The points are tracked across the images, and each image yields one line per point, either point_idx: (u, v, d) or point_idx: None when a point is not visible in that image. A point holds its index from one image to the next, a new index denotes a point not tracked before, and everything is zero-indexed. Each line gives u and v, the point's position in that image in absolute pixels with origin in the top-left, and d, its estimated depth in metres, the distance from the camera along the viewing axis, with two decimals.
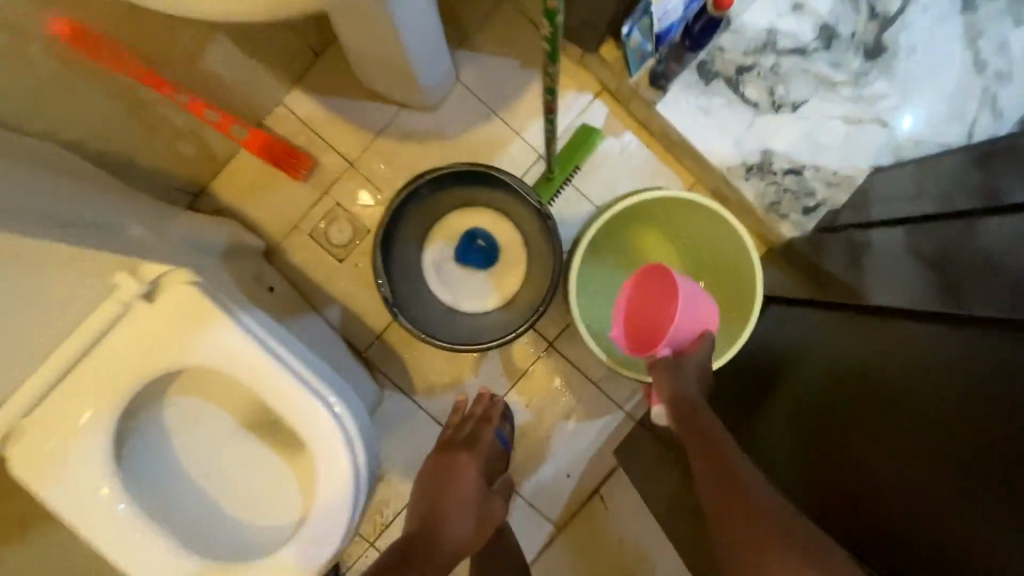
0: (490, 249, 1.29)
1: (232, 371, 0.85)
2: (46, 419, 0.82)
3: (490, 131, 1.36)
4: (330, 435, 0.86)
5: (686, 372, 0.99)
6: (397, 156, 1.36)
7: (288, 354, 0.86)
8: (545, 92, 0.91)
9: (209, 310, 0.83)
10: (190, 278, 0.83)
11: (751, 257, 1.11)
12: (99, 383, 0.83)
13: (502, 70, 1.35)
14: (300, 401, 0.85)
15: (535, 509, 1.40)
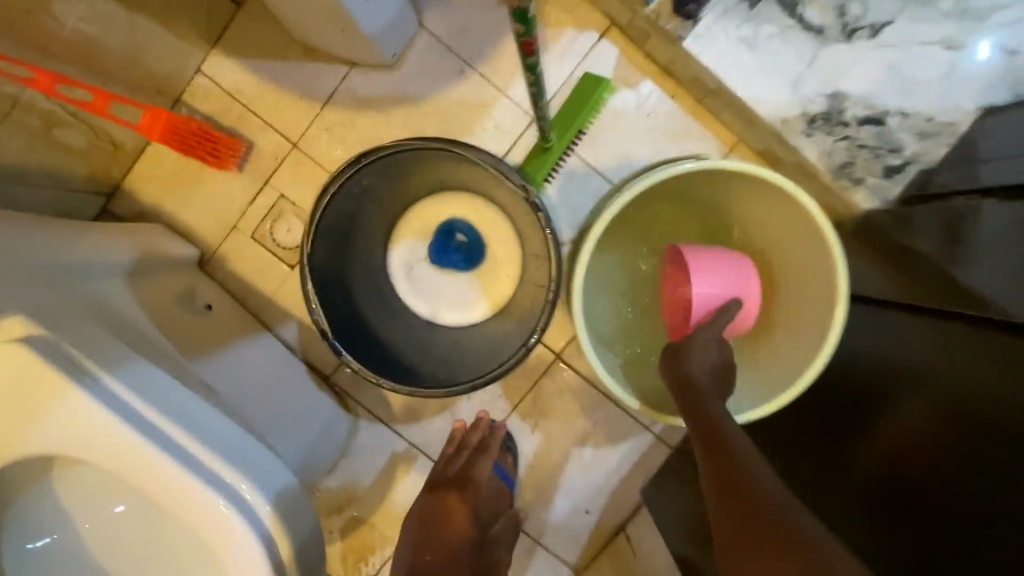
0: (474, 246, 1.01)
1: (100, 459, 0.61)
2: None
3: (467, 91, 1.05)
4: (237, 538, 0.62)
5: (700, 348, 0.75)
6: (351, 131, 1.07)
7: (177, 427, 0.62)
8: (515, 19, 0.61)
9: (56, 379, 0.59)
10: (27, 336, 0.59)
11: (825, 244, 0.80)
12: None
13: (476, 8, 1.04)
14: (194, 495, 0.61)
15: (548, 552, 1.16)
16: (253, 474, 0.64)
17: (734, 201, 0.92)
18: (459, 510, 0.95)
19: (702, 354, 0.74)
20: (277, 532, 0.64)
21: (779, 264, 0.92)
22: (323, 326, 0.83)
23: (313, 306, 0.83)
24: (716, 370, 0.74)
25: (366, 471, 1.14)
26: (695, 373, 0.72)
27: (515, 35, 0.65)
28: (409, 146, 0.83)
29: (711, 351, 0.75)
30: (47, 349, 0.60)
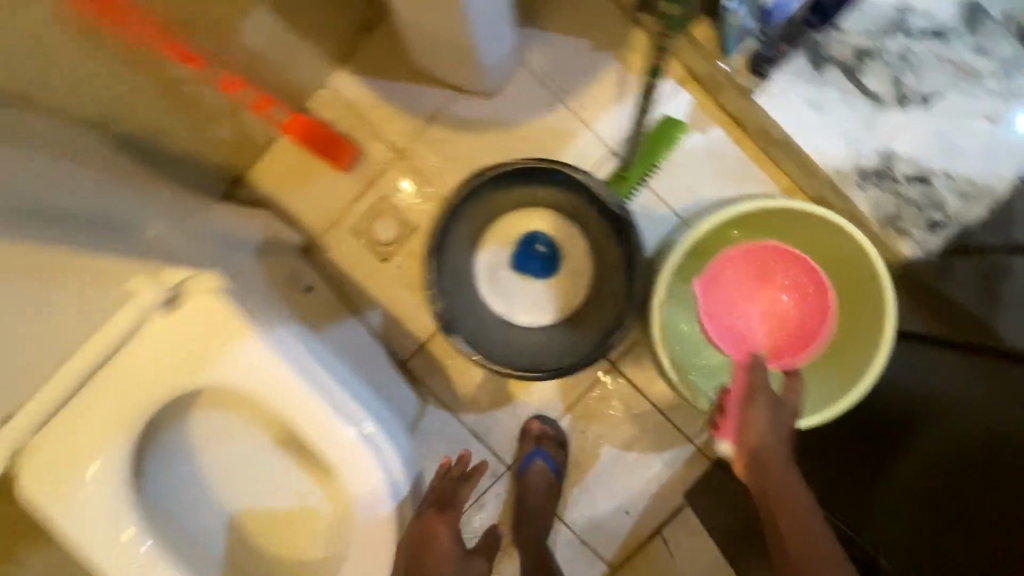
0: (551, 257, 1.14)
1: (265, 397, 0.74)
2: (57, 441, 0.72)
3: (556, 122, 1.20)
4: (365, 462, 0.77)
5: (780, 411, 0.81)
6: (451, 147, 1.22)
7: (327, 378, 0.76)
8: None
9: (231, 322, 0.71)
10: (216, 289, 0.71)
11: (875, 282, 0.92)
12: (112, 406, 0.72)
13: (572, 52, 1.18)
14: (332, 427, 0.76)
15: (587, 547, 1.25)
16: (378, 417, 0.79)
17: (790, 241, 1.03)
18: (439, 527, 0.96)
19: (772, 423, 0.79)
20: (392, 461, 0.79)
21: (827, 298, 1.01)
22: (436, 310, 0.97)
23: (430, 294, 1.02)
24: (781, 435, 0.79)
25: (428, 452, 1.24)
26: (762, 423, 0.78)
27: None
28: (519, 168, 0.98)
29: (780, 422, 0.80)
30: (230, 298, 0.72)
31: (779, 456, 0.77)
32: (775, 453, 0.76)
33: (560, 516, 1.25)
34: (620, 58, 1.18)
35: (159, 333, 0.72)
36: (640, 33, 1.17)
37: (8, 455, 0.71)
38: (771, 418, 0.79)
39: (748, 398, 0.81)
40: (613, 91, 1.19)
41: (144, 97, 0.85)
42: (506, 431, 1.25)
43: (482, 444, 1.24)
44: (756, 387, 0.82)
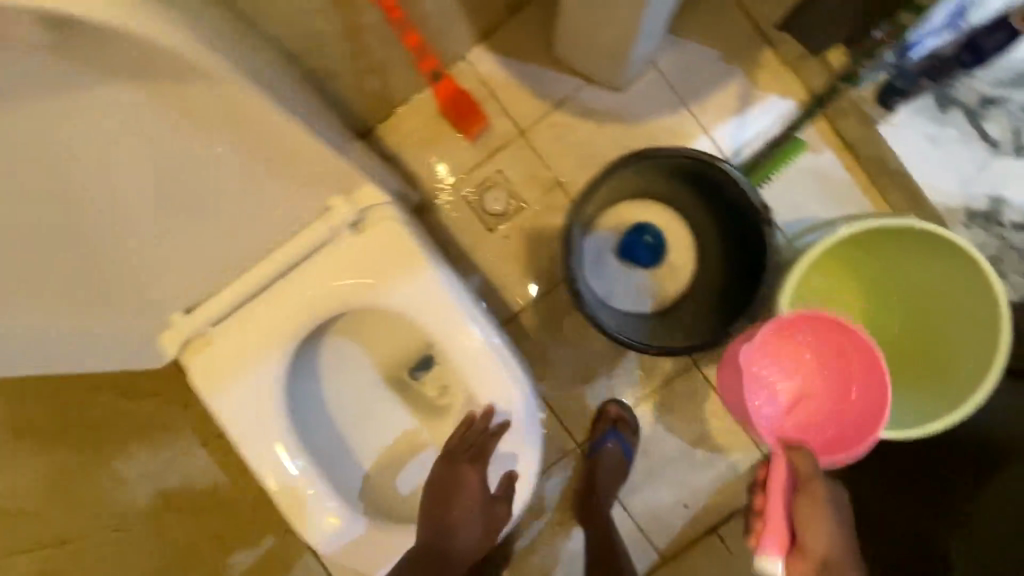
0: (661, 246, 1.19)
1: (422, 321, 0.80)
2: (230, 335, 0.79)
3: (676, 124, 1.25)
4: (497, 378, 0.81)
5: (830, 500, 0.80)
6: (571, 132, 1.28)
7: (476, 310, 0.80)
8: None
9: (396, 236, 0.78)
10: (390, 207, 0.77)
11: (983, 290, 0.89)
12: (283, 310, 0.79)
13: (703, 60, 1.24)
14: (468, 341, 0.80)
15: (642, 533, 1.29)
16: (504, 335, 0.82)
17: (893, 260, 1.02)
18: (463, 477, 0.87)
19: (833, 519, 0.78)
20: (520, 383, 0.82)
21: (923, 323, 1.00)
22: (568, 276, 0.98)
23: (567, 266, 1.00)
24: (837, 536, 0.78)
25: None
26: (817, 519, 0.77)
27: None
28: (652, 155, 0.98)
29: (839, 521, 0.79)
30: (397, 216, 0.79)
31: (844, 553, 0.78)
32: (838, 550, 0.77)
33: (621, 499, 1.29)
34: (747, 73, 1.23)
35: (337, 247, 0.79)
36: (769, 51, 1.23)
37: (183, 342, 0.77)
38: (831, 514, 0.78)
39: (806, 489, 0.79)
40: (734, 102, 1.24)
41: (333, 39, 0.92)
42: (581, 410, 1.29)
43: (557, 419, 1.29)
44: (813, 475, 0.80)
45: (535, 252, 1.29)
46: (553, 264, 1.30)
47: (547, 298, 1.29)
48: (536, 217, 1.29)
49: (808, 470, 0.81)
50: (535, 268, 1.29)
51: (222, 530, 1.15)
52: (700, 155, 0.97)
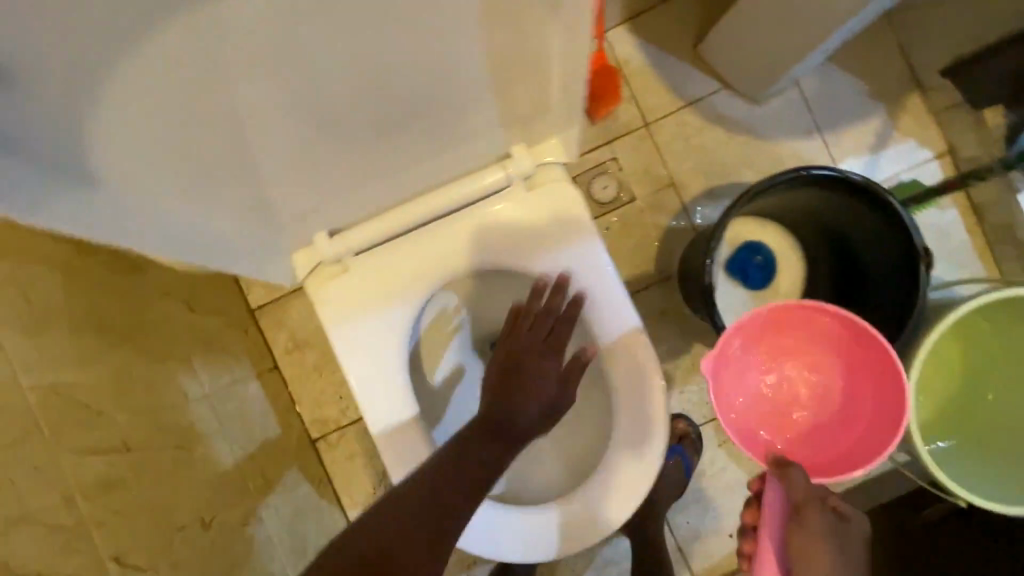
0: (772, 269, 1.14)
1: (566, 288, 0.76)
2: (367, 269, 0.74)
3: (807, 149, 1.21)
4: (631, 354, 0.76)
5: (844, 540, 0.70)
6: (697, 134, 1.23)
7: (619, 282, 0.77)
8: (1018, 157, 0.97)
9: (557, 187, 0.73)
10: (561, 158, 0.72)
11: None
12: (427, 252, 0.74)
13: (848, 90, 1.20)
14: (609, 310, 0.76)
15: (682, 554, 1.25)
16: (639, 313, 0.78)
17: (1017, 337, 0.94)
18: (534, 351, 0.70)
19: (831, 557, 0.67)
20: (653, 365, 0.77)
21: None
22: None
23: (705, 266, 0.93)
24: None
25: None
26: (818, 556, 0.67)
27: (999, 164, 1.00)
28: (814, 172, 0.91)
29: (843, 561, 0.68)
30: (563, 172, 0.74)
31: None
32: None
33: (667, 516, 1.25)
34: (890, 113, 1.20)
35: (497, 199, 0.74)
36: (916, 96, 1.20)
37: (318, 266, 0.73)
38: (833, 555, 0.68)
39: (797, 523, 0.70)
40: (869, 139, 1.20)
41: None
42: None
43: None
44: (807, 500, 0.71)
45: (633, 249, 1.24)
46: (648, 265, 1.24)
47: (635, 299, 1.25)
48: (641, 213, 1.24)
49: (801, 495, 0.72)
50: (630, 265, 1.24)
51: (267, 466, 1.09)
52: (866, 181, 0.89)
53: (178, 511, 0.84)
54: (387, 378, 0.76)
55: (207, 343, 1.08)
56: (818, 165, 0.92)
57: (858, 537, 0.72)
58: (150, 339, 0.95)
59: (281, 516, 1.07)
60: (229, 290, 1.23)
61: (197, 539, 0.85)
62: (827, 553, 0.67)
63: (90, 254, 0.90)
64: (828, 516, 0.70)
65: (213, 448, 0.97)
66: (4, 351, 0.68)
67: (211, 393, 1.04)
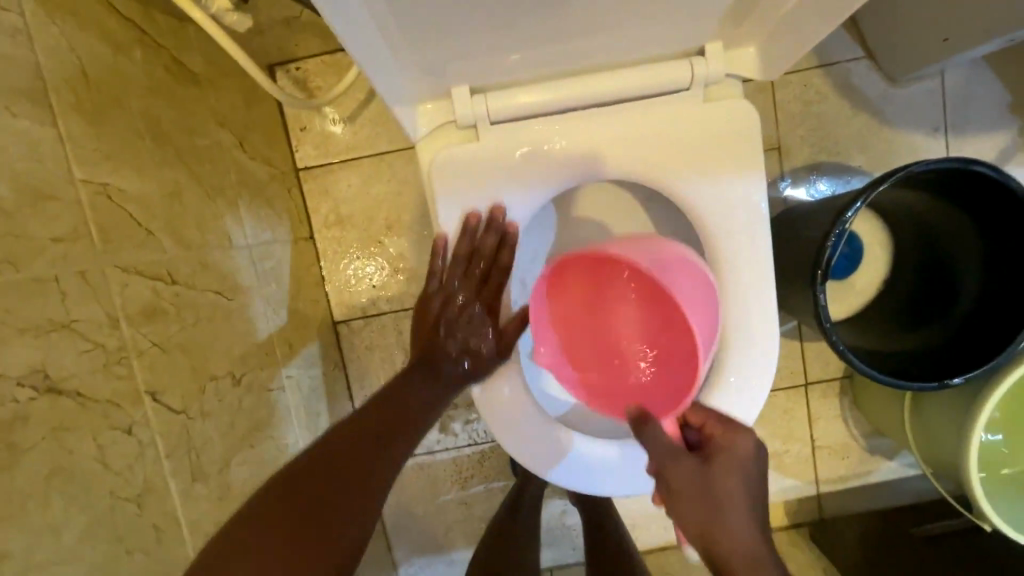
0: (857, 262, 1.08)
1: (707, 226, 0.66)
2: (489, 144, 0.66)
3: (925, 147, 1.13)
4: (751, 322, 0.67)
5: (695, 469, 0.54)
6: (820, 101, 1.13)
7: (766, 232, 0.66)
8: None
9: (732, 101, 0.63)
10: (744, 75, 0.64)
11: None
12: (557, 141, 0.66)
13: (988, 97, 1.12)
14: (750, 263, 0.66)
15: None
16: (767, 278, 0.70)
17: None
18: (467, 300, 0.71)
19: (698, 505, 0.52)
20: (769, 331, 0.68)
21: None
22: (828, 258, 0.81)
23: (831, 240, 0.81)
24: (737, 515, 0.51)
25: None
26: (684, 504, 0.53)
27: None
28: (973, 167, 0.81)
29: (712, 504, 0.52)
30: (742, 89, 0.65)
31: (758, 561, 0.48)
32: (742, 550, 0.49)
33: None
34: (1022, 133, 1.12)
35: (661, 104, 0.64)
36: None
37: (437, 126, 0.65)
38: (702, 504, 0.52)
39: (665, 492, 0.54)
40: (991, 154, 1.13)
41: None
42: None
43: None
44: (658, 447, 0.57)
45: None
46: None
47: None
48: None
49: (659, 455, 0.57)
50: None
51: (292, 338, 1.02)
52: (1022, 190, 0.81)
53: (213, 360, 0.76)
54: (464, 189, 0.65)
55: (253, 190, 0.97)
56: (982, 161, 0.82)
57: (730, 469, 0.54)
58: (204, 166, 0.83)
59: (300, 388, 1.02)
60: (280, 140, 1.11)
61: (228, 393, 0.78)
62: (689, 502, 0.53)
63: (153, 50, 0.76)
64: (687, 462, 0.55)
65: (248, 304, 0.89)
66: (59, 131, 0.57)
67: (251, 240, 0.93)
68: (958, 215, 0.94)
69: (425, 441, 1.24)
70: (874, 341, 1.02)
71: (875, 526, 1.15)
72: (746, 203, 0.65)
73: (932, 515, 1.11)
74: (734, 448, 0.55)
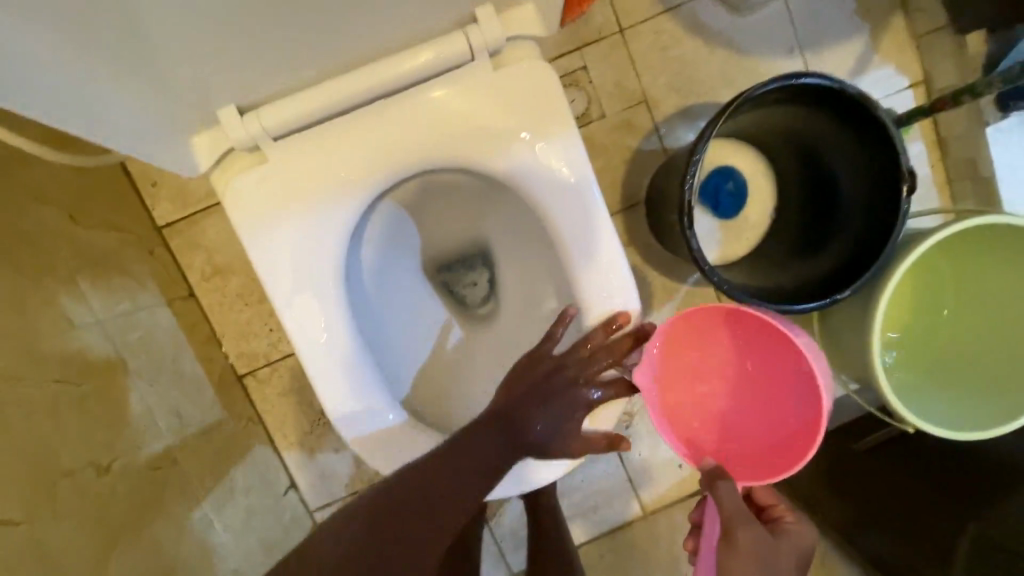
0: (743, 198, 1.08)
1: (536, 196, 0.66)
2: (288, 161, 0.63)
3: (786, 68, 1.13)
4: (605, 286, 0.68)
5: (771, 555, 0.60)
6: (675, 45, 1.11)
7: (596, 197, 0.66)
8: (948, 98, 0.86)
9: (521, 65, 0.63)
10: (530, 37, 0.63)
11: (1009, 336, 0.89)
12: (353, 143, 0.63)
13: (834, 6, 1.12)
14: (590, 230, 0.67)
15: (630, 483, 1.23)
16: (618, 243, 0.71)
17: (958, 256, 0.94)
18: (579, 382, 0.68)
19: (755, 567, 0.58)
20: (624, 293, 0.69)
21: (991, 336, 0.91)
22: (688, 201, 0.81)
23: (690, 174, 0.80)
24: None
25: None
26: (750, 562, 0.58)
27: (926, 103, 0.89)
28: (806, 80, 0.81)
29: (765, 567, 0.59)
30: (536, 51, 0.64)
31: None
32: None
33: (618, 446, 1.22)
34: (873, 35, 1.13)
35: (453, 88, 0.63)
36: (900, 17, 1.13)
37: (226, 151, 0.63)
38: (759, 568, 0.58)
39: (724, 543, 0.60)
40: (849, 62, 1.14)
41: None
42: None
43: None
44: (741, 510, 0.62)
45: (601, 173, 1.13)
46: (614, 190, 1.14)
47: None
48: (611, 132, 1.12)
49: (731, 510, 0.62)
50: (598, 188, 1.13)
51: (182, 404, 0.96)
52: (861, 93, 0.80)
53: (65, 454, 0.71)
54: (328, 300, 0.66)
55: (99, 261, 0.91)
56: (816, 72, 0.81)
57: (791, 553, 0.63)
58: (23, 249, 0.77)
59: (202, 456, 0.96)
60: (133, 201, 1.05)
61: (91, 484, 0.73)
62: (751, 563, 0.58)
63: None
64: (756, 528, 0.61)
65: (111, 382, 0.83)
66: None
67: (104, 315, 0.87)
68: (814, 130, 0.94)
69: (364, 474, 1.18)
70: (765, 272, 1.01)
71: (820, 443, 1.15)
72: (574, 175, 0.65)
73: (863, 424, 1.13)
74: (796, 534, 0.66)
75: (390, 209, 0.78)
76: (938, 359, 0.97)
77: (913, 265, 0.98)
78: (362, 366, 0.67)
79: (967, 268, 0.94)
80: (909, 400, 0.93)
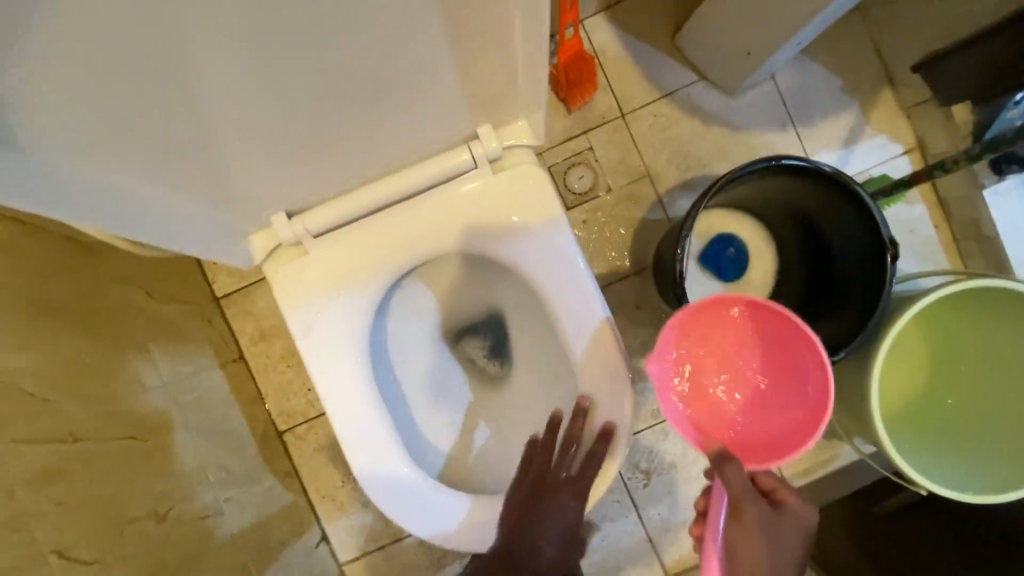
0: (744, 263, 1.14)
1: (535, 276, 0.78)
2: (325, 252, 0.75)
3: (780, 141, 1.21)
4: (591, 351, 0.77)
5: (774, 535, 0.70)
6: (672, 125, 1.22)
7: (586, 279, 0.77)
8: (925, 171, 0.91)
9: (519, 171, 0.75)
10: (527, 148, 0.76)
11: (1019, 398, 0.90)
12: (378, 236, 0.76)
13: (822, 84, 1.21)
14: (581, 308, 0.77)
15: (650, 544, 1.24)
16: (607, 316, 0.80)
17: (961, 316, 0.96)
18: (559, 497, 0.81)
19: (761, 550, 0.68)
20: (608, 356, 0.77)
21: (1006, 394, 0.92)
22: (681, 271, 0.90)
23: (682, 249, 0.90)
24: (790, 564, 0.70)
25: None
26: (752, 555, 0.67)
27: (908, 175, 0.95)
28: (786, 161, 0.91)
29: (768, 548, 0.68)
30: (533, 158, 0.77)
31: None
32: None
33: (637, 504, 1.24)
34: (862, 108, 1.21)
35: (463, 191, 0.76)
36: (888, 91, 1.21)
37: (275, 247, 0.76)
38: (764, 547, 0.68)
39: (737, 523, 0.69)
40: (841, 133, 1.21)
41: None
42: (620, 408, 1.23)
43: None
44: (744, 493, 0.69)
45: (610, 241, 1.22)
46: (623, 257, 1.23)
47: (612, 288, 1.22)
48: (617, 205, 1.22)
49: (738, 493, 0.70)
50: (607, 255, 1.22)
51: (228, 459, 1.07)
52: (834, 171, 0.89)
53: (129, 504, 0.81)
54: (352, 368, 0.77)
55: (167, 331, 1.05)
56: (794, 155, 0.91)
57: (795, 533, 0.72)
58: (108, 325, 0.92)
59: (243, 508, 1.06)
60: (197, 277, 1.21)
61: (149, 531, 0.83)
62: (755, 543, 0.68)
63: (47, 240, 0.85)
64: (759, 508, 0.70)
65: (169, 440, 0.95)
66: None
67: (168, 379, 1.01)
68: (801, 204, 1.02)
69: (390, 530, 1.23)
70: None
71: (840, 506, 1.14)
72: (565, 262, 0.77)
73: (886, 487, 1.12)
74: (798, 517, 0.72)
75: (416, 292, 0.91)
76: (949, 419, 0.97)
77: (915, 325, 1.01)
78: (380, 429, 0.78)
79: (969, 329, 0.96)
80: (920, 463, 0.93)
